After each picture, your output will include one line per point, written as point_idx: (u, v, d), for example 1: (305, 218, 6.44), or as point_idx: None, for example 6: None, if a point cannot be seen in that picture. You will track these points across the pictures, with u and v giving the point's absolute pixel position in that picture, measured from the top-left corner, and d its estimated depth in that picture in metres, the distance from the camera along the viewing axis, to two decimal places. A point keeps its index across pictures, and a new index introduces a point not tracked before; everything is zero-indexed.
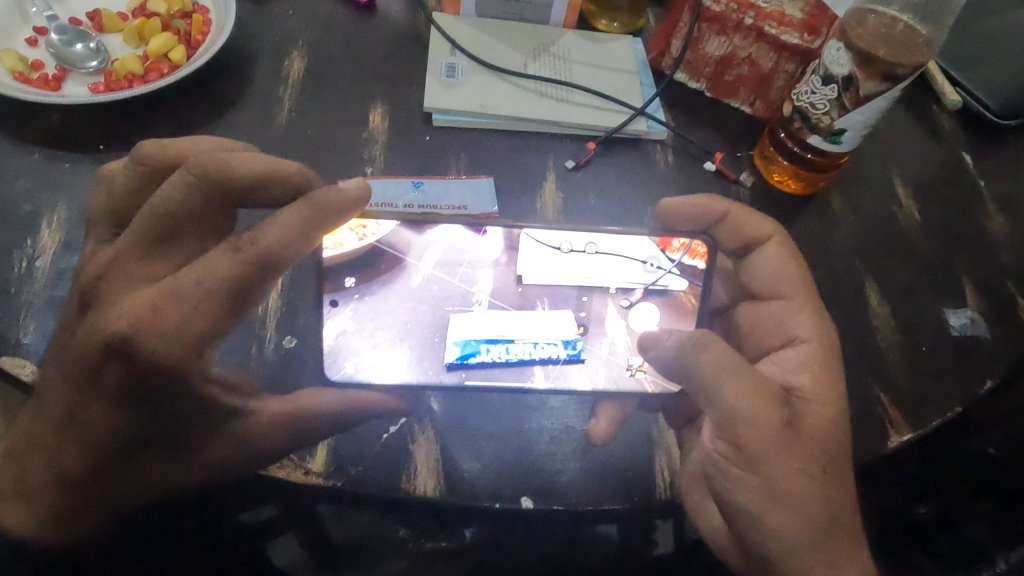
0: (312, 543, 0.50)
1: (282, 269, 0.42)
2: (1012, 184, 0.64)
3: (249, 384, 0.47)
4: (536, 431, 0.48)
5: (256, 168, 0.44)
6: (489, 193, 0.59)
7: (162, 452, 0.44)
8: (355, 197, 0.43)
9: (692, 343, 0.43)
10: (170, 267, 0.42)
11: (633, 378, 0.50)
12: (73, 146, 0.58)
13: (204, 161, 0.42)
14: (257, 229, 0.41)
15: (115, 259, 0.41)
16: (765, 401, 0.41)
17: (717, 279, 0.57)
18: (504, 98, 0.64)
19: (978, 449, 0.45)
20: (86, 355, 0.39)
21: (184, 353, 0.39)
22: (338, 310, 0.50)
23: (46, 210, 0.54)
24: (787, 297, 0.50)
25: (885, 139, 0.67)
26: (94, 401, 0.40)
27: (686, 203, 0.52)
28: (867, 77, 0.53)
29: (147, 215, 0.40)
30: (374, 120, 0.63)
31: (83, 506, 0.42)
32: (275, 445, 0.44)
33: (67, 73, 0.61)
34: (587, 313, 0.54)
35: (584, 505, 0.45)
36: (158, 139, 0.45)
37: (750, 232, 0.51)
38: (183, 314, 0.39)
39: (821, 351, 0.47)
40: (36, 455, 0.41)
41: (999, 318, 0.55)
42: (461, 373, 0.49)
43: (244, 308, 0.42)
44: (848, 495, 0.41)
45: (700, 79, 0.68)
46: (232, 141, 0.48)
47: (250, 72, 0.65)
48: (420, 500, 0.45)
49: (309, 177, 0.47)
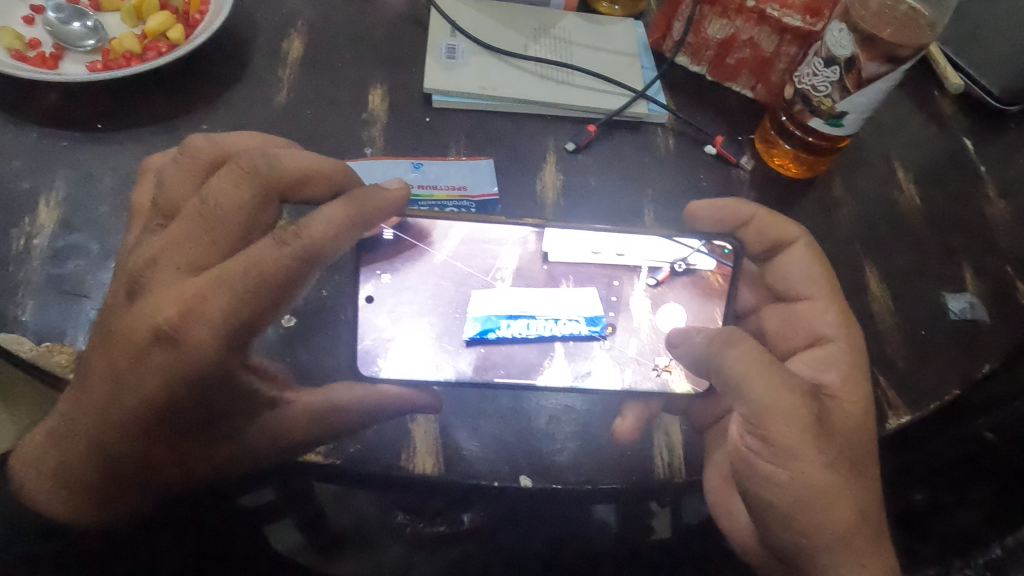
0: (309, 527, 0.48)
1: (325, 262, 0.42)
2: (1017, 171, 0.64)
3: (284, 375, 0.47)
4: (535, 411, 0.48)
5: (302, 165, 0.44)
6: (488, 174, 0.59)
7: (202, 441, 0.42)
8: (397, 197, 0.44)
9: (720, 340, 0.43)
10: (219, 257, 0.40)
11: (658, 379, 0.50)
12: (70, 124, 0.58)
13: (256, 159, 0.42)
14: (302, 223, 0.41)
15: (154, 254, 0.40)
16: (793, 396, 0.41)
17: (745, 284, 0.56)
18: (504, 79, 0.64)
19: (975, 432, 0.45)
20: (131, 342, 0.38)
21: (227, 347, 0.39)
22: (374, 304, 0.50)
23: (44, 187, 0.54)
24: (814, 297, 0.50)
25: (886, 122, 0.67)
26: (138, 386, 0.38)
27: (713, 205, 0.51)
28: (869, 59, 0.52)
29: (194, 209, 0.41)
30: (374, 101, 0.62)
31: (124, 490, 0.41)
32: (308, 435, 0.44)
33: (63, 52, 0.60)
34: (618, 297, 0.53)
35: (582, 484, 0.45)
36: (206, 135, 0.46)
37: (776, 235, 0.51)
38: (232, 304, 0.39)
39: (850, 352, 0.47)
40: (78, 438, 0.39)
41: (998, 302, 0.55)
42: (481, 349, 0.50)
43: (286, 305, 0.42)
44: (872, 488, 0.41)
45: (701, 63, 0.67)
46: (273, 137, 0.48)
47: (250, 53, 0.64)
48: (418, 479, 0.45)
49: (350, 174, 0.47)
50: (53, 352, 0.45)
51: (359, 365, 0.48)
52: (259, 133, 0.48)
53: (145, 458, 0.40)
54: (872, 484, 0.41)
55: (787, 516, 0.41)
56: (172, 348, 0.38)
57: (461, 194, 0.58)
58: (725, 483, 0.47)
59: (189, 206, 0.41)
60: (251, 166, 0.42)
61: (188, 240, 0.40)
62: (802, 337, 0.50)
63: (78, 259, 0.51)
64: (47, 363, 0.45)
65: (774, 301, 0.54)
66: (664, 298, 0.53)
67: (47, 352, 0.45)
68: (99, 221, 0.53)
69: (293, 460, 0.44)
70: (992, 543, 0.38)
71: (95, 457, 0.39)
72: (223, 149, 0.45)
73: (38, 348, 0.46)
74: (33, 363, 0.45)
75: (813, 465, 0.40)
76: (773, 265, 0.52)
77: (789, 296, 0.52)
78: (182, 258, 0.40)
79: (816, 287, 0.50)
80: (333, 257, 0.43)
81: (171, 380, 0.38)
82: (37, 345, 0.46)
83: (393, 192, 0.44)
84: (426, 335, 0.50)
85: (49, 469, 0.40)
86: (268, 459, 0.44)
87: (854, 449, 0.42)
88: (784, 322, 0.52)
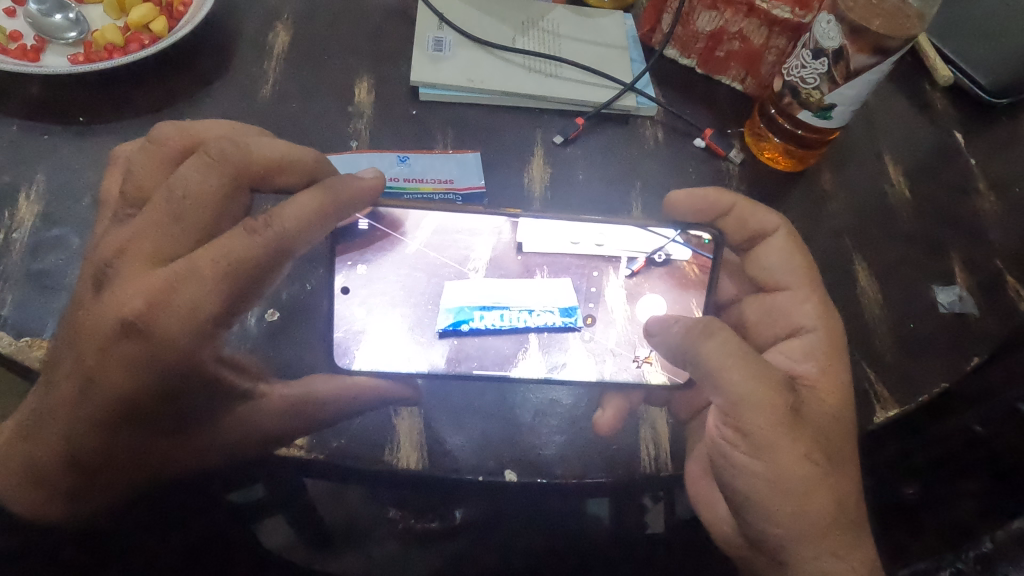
0: (299, 527, 0.46)
1: (295, 255, 0.42)
2: (1004, 163, 0.63)
3: (258, 367, 0.47)
4: (521, 405, 0.48)
5: (275, 153, 0.43)
6: (475, 167, 0.59)
7: (172, 436, 0.43)
8: (370, 188, 0.45)
9: (698, 330, 0.43)
10: (182, 250, 0.40)
11: (638, 370, 0.50)
12: (52, 117, 0.57)
13: (226, 147, 0.42)
14: (273, 212, 0.41)
15: (124, 243, 0.40)
16: (768, 387, 0.40)
17: (727, 275, 0.56)
18: (491, 71, 0.63)
19: (964, 425, 0.45)
20: (97, 332, 0.38)
21: (196, 336, 0.39)
22: (349, 296, 0.49)
23: (24, 181, 0.54)
24: (793, 288, 0.49)
25: (876, 115, 0.66)
26: (105, 377, 0.39)
27: (693, 195, 0.51)
28: (857, 50, 0.52)
29: (164, 196, 0.40)
30: (360, 94, 0.62)
31: (94, 482, 0.41)
32: (281, 428, 0.44)
33: (45, 44, 0.60)
34: (597, 287, 0.53)
35: (566, 478, 0.45)
36: (176, 122, 0.44)
37: (756, 225, 0.51)
38: (199, 295, 0.38)
39: (828, 341, 0.46)
40: (50, 427, 0.40)
41: (986, 296, 0.55)
42: (454, 340, 0.50)
43: (255, 294, 0.41)
44: (853, 481, 0.41)
45: (691, 56, 0.67)
46: (247, 125, 0.47)
47: (233, 45, 0.64)
48: (402, 474, 0.45)
49: (325, 164, 0.47)
50: (31, 347, 0.45)
51: (334, 356, 0.47)
52: (233, 121, 0.48)
53: (115, 450, 0.41)
54: (854, 477, 0.41)
55: (763, 508, 0.41)
56: (140, 339, 0.38)
57: (448, 188, 0.57)
58: (705, 475, 0.47)
59: (160, 196, 0.40)
60: (220, 152, 0.41)
61: (155, 228, 0.40)
62: (782, 327, 0.50)
63: (57, 252, 0.50)
64: (25, 357, 0.45)
65: (755, 292, 0.53)
66: (640, 290, 0.53)
67: (27, 346, 0.45)
68: (80, 214, 0.52)
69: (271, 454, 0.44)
70: (983, 538, 0.37)
71: (64, 448, 0.40)
72: (192, 134, 0.44)
73: (17, 343, 0.46)
74: (12, 357, 0.45)
75: (796, 458, 0.40)
76: (752, 255, 0.52)
77: (769, 287, 0.52)
78: (148, 248, 0.39)
79: (795, 277, 0.49)
80: (306, 248, 0.43)
81: (139, 370, 0.38)
82: (16, 340, 0.46)
83: (366, 181, 0.45)
84: (399, 325, 0.50)
85: (19, 466, 0.41)
86: (241, 454, 0.44)
87: (839, 443, 0.42)
88: (764, 312, 0.51)
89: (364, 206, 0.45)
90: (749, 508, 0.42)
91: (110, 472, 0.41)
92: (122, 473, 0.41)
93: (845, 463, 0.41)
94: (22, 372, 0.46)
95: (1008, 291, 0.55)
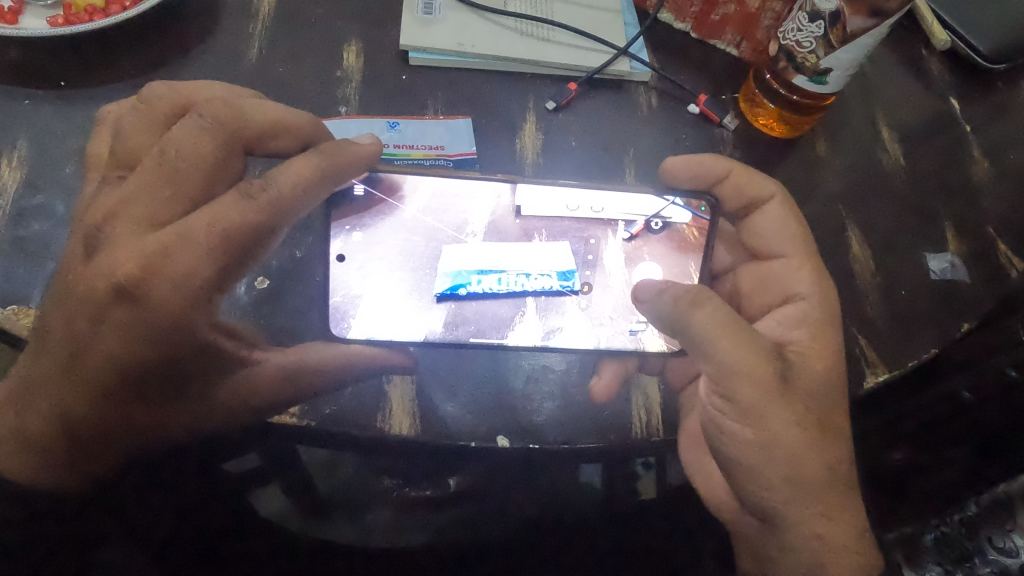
0: (295, 493, 0.49)
1: (292, 219, 0.41)
2: (1000, 130, 0.62)
3: (253, 335, 0.47)
4: (513, 370, 0.48)
5: (269, 116, 0.42)
6: (466, 133, 0.58)
7: (166, 402, 0.43)
8: (367, 152, 0.44)
9: (685, 300, 0.41)
10: (175, 215, 0.39)
11: (633, 337, 0.49)
12: (32, 80, 0.56)
13: (217, 106, 0.40)
14: (268, 176, 0.40)
15: (113, 208, 0.39)
16: (751, 351, 0.40)
17: (722, 242, 0.55)
18: (483, 36, 0.62)
19: (952, 391, 0.47)
20: (89, 298, 0.38)
21: (191, 300, 0.39)
22: (344, 264, 0.48)
23: (5, 147, 0.53)
24: (788, 256, 0.49)
25: (873, 80, 0.65)
26: (98, 337, 0.39)
27: (688, 160, 0.49)
28: (854, 13, 0.51)
29: (155, 159, 0.39)
30: (349, 58, 0.61)
31: (83, 449, 0.41)
32: (277, 393, 0.44)
33: (23, 6, 0.58)
34: (593, 254, 0.53)
35: (560, 444, 0.45)
36: (167, 81, 0.44)
37: (751, 193, 0.50)
38: (192, 261, 0.38)
39: (822, 309, 0.46)
40: (41, 396, 0.40)
41: (977, 264, 0.55)
42: (452, 304, 0.50)
43: (246, 261, 0.41)
44: (844, 447, 0.42)
45: (686, 20, 0.65)
46: (241, 88, 0.46)
47: (218, 4, 0.62)
48: (394, 439, 0.45)
49: (320, 128, 0.46)
50: (18, 315, 0.46)
51: (330, 325, 0.47)
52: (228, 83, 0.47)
53: (105, 416, 0.41)
54: (845, 442, 0.42)
55: (755, 474, 0.41)
56: (131, 303, 0.38)
57: (439, 154, 0.58)
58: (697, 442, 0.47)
59: (149, 157, 0.40)
60: (214, 113, 0.40)
61: (145, 194, 0.39)
62: (777, 295, 0.49)
63: (41, 220, 0.50)
64: (13, 326, 0.45)
65: (750, 260, 0.53)
66: (639, 254, 0.52)
67: (13, 315, 0.46)
68: (64, 181, 0.52)
69: (269, 421, 0.44)
70: (969, 501, 0.43)
71: (56, 416, 0.40)
72: (185, 96, 0.43)
73: (3, 312, 0.46)
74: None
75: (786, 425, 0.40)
76: (747, 223, 0.51)
77: (765, 255, 0.51)
78: (140, 213, 0.39)
79: (792, 243, 0.49)
80: (304, 212, 0.42)
81: (132, 335, 0.39)
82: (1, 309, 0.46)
83: (365, 146, 0.44)
84: (400, 290, 0.50)
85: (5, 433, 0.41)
86: (238, 417, 0.44)
87: (830, 409, 0.42)
88: (760, 280, 0.51)
89: (360, 172, 0.44)
90: (742, 476, 0.42)
91: (102, 436, 0.41)
92: (117, 438, 0.42)
93: (837, 429, 0.42)
94: (10, 340, 0.46)
95: (999, 259, 0.55)
